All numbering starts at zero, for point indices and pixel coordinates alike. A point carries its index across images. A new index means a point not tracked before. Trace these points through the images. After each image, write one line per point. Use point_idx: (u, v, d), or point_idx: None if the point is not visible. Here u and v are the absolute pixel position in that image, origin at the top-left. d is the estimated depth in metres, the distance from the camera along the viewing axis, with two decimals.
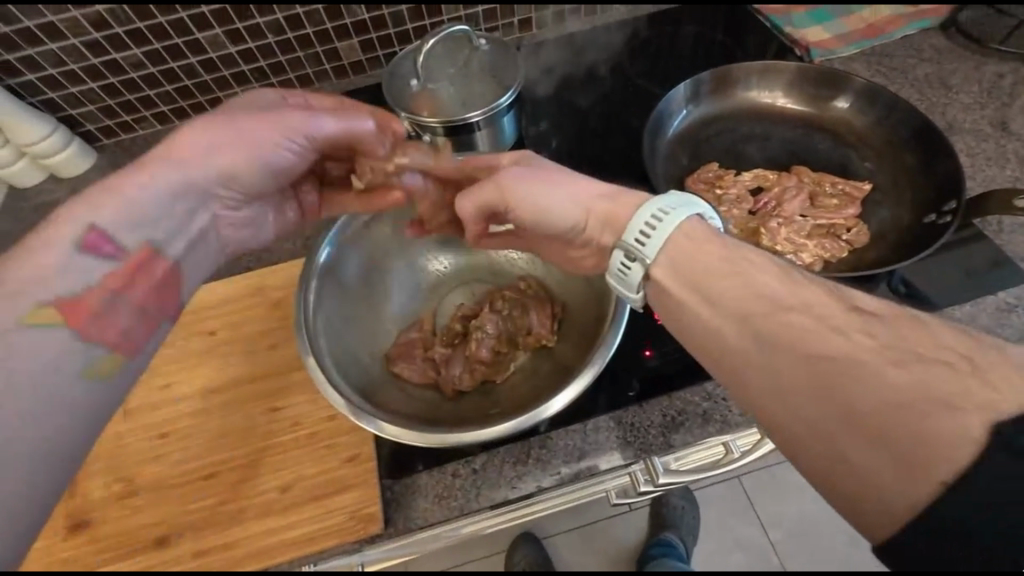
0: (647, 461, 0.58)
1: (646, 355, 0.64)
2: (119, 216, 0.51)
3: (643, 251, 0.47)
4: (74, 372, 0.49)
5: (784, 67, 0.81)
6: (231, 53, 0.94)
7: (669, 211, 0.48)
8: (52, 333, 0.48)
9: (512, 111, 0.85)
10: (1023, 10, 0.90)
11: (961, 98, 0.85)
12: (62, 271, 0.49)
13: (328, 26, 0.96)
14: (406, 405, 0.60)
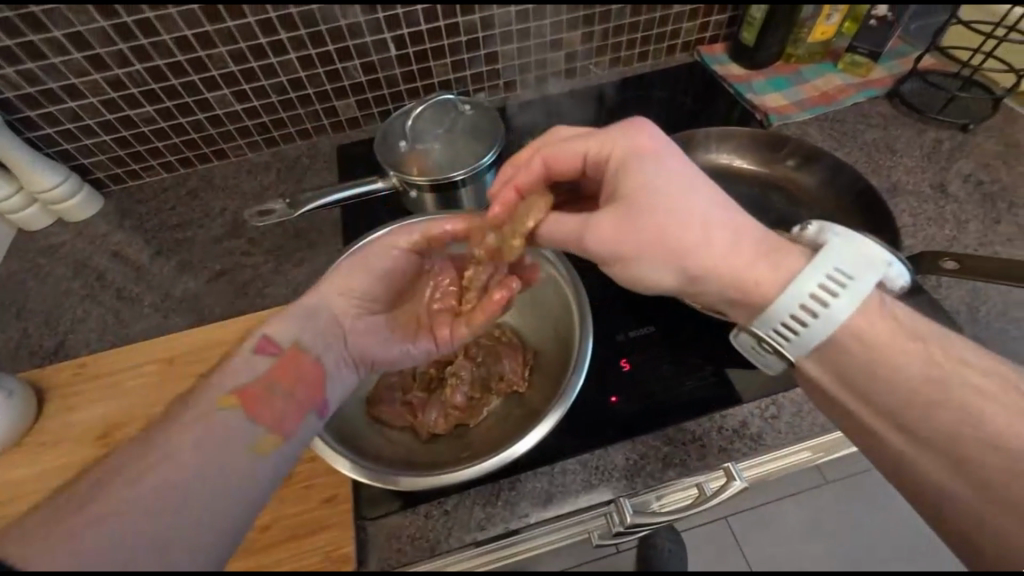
0: (618, 503, 0.63)
1: (612, 401, 0.69)
2: (284, 328, 0.58)
3: (787, 345, 0.54)
4: (243, 447, 0.48)
5: (739, 133, 0.88)
6: (237, 110, 1.02)
7: (817, 298, 0.51)
8: (232, 415, 0.50)
9: (494, 168, 0.92)
10: (954, 84, 1.00)
11: (905, 161, 0.93)
12: (240, 368, 0.54)
13: (328, 87, 1.04)
14: (386, 449, 0.63)
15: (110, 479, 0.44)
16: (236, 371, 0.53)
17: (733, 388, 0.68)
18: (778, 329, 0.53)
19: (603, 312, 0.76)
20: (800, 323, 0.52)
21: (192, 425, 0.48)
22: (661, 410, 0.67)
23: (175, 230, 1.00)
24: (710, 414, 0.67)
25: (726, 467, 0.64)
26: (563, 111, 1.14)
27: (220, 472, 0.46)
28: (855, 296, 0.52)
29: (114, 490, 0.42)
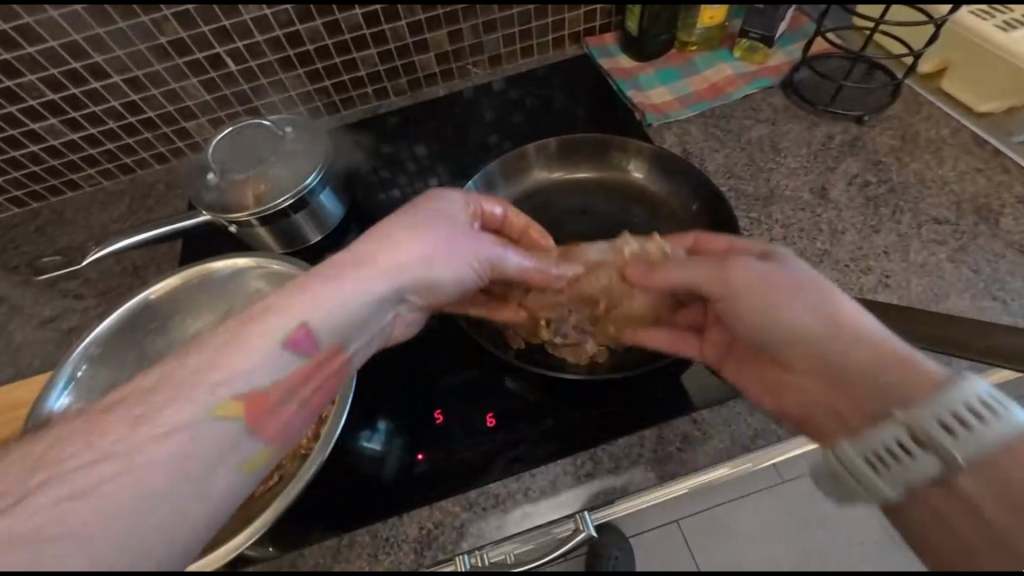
0: (455, 556, 0.56)
1: (416, 458, 0.63)
2: (332, 317, 0.51)
3: (917, 459, 0.44)
4: (227, 466, 0.46)
5: (571, 140, 0.81)
6: (74, 138, 0.94)
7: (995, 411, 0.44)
8: (228, 428, 0.46)
9: (327, 188, 0.85)
10: (841, 69, 0.91)
11: (788, 162, 0.83)
12: (260, 364, 0.48)
13: (170, 109, 0.97)
14: None
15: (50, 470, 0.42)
16: (246, 362, 0.47)
17: (551, 442, 0.62)
18: (936, 427, 0.44)
19: (432, 355, 0.71)
20: (948, 432, 0.43)
21: (181, 431, 0.44)
22: (469, 467, 0.61)
23: (17, 271, 0.94)
24: (519, 473, 0.60)
25: (579, 513, 0.57)
26: (438, 117, 1.05)
27: (191, 506, 0.44)
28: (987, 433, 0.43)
29: (68, 502, 0.41)
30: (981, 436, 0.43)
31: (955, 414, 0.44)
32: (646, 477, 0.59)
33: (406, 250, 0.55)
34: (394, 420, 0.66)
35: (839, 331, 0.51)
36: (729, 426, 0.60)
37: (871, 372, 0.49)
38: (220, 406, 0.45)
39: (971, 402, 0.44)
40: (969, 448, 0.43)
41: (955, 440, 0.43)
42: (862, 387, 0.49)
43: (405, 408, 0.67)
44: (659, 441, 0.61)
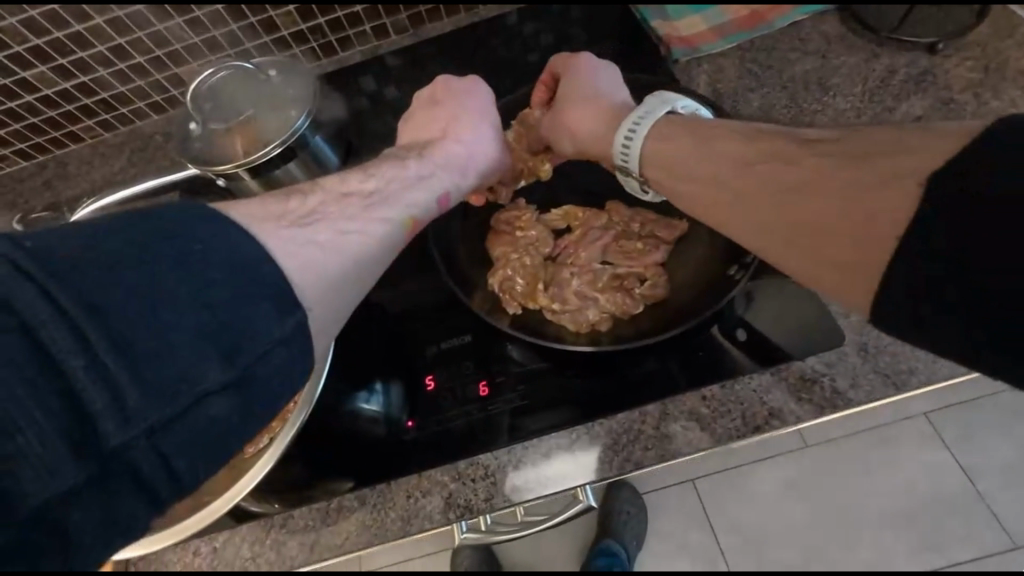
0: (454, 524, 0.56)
1: (406, 426, 0.60)
2: (456, 185, 0.60)
3: (629, 165, 0.58)
4: (373, 275, 0.49)
5: None
6: (67, 88, 0.90)
7: (639, 120, 0.57)
8: (401, 235, 0.52)
9: (319, 136, 0.79)
10: None
11: (837, 102, 0.71)
12: (423, 194, 0.55)
13: (160, 54, 0.91)
14: None
15: (268, 227, 0.42)
16: (410, 191, 0.54)
17: (547, 414, 0.58)
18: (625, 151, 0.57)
19: (425, 319, 0.67)
20: (627, 144, 0.57)
21: (379, 221, 0.49)
22: (456, 438, 0.59)
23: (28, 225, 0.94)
24: (510, 445, 0.57)
25: (576, 485, 0.55)
26: (441, 57, 0.96)
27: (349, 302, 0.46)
28: (651, 121, 0.57)
29: (295, 231, 0.43)
30: (646, 130, 0.56)
31: (634, 121, 0.57)
32: (644, 456, 0.55)
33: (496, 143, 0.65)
34: (383, 385, 0.63)
35: (581, 107, 0.62)
36: (741, 406, 0.55)
37: (604, 113, 0.60)
38: (402, 213, 0.51)
39: (630, 117, 0.58)
40: (646, 134, 0.56)
41: (635, 142, 0.56)
42: (601, 132, 0.60)
43: (396, 373, 0.64)
44: (662, 418, 0.56)
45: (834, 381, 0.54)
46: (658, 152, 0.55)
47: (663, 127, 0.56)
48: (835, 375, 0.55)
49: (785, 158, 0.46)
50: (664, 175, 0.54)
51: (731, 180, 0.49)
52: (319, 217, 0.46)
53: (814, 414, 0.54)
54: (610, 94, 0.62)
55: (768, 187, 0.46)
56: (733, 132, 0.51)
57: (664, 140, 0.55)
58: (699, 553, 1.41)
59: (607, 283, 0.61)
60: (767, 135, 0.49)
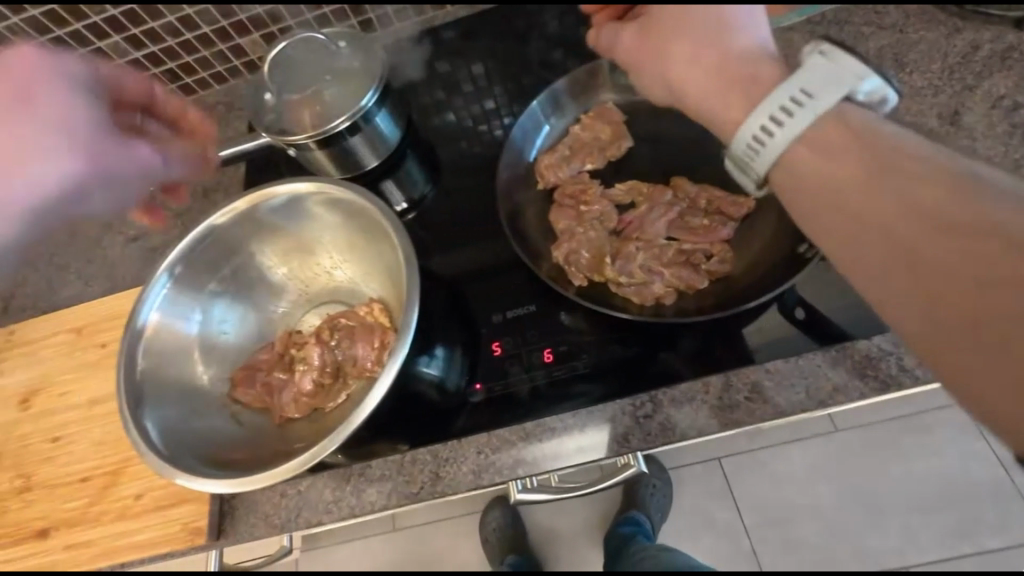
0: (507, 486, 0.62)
1: (475, 389, 0.64)
2: (57, 194, 0.60)
3: (769, 144, 0.44)
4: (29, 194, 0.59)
5: None
6: (137, 58, 0.95)
7: (807, 100, 0.43)
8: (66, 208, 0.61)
9: (385, 111, 0.81)
10: None
11: (913, 79, 0.69)
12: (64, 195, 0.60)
13: (225, 24, 0.93)
14: (239, 435, 0.63)
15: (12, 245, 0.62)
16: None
17: (609, 381, 0.61)
18: (774, 130, 0.44)
19: (488, 287, 0.70)
20: (778, 120, 0.44)
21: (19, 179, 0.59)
22: (524, 401, 0.62)
23: None
24: (576, 409, 0.60)
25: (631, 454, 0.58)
26: (499, 28, 0.95)
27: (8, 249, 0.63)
28: (823, 104, 0.43)
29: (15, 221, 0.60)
30: (816, 110, 0.43)
31: (793, 100, 0.43)
32: (707, 424, 0.57)
33: (58, 167, 0.59)
34: (448, 347, 0.67)
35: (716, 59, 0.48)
36: (804, 380, 0.56)
37: (735, 80, 0.47)
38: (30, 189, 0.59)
39: (801, 85, 0.44)
40: (807, 123, 0.43)
41: (787, 127, 0.43)
42: (734, 95, 0.47)
43: (462, 339, 0.67)
44: (725, 388, 0.58)
45: (901, 359, 0.55)
46: (808, 155, 0.44)
47: (828, 124, 0.44)
48: (902, 354, 0.55)
49: (1004, 235, 0.37)
50: (799, 187, 0.44)
51: (911, 234, 0.39)
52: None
53: (879, 391, 0.55)
54: (753, 51, 0.48)
55: (948, 259, 0.38)
56: (936, 172, 0.41)
57: (824, 143, 0.44)
58: (724, 530, 1.45)
59: (673, 259, 0.63)
60: (985, 199, 0.39)
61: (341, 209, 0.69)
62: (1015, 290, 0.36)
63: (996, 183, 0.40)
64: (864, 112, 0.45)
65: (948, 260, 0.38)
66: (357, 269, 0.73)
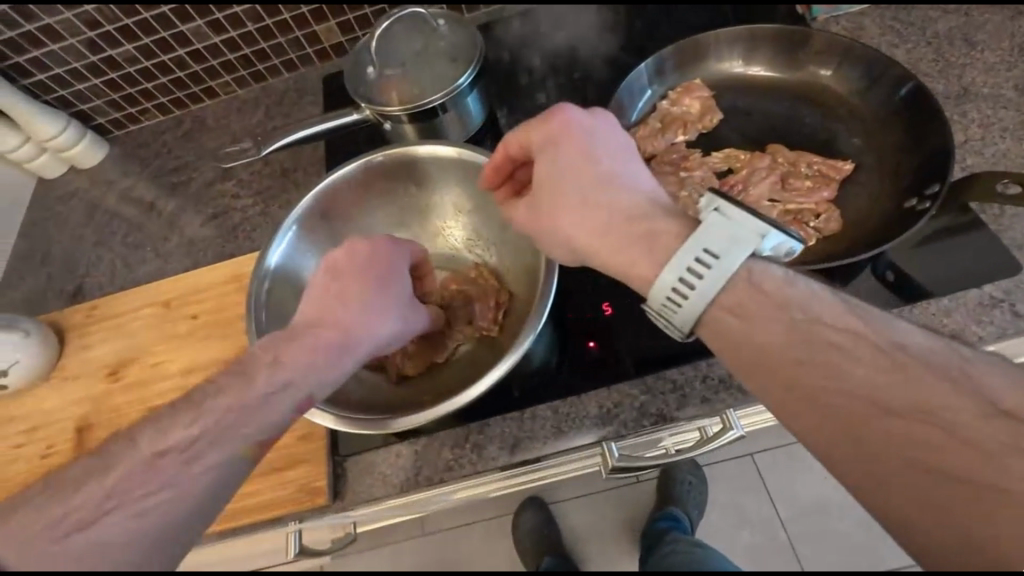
0: (602, 447, 0.60)
1: (589, 346, 0.65)
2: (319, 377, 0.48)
3: (681, 308, 0.46)
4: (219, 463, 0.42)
5: (754, 33, 0.75)
6: (215, 42, 0.97)
7: (717, 256, 0.45)
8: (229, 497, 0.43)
9: (477, 90, 0.83)
10: None
11: (985, 56, 0.74)
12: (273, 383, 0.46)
13: (304, 11, 0.96)
14: (353, 388, 0.65)
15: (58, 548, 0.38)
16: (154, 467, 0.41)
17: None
18: (678, 290, 0.45)
19: None
20: (690, 280, 0.45)
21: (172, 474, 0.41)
22: (640, 358, 0.63)
23: (174, 173, 1.02)
24: (696, 363, 0.62)
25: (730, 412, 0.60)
26: (566, 19, 0.99)
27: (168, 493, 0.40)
28: (731, 266, 0.45)
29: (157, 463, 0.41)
30: (721, 272, 0.45)
31: (702, 257, 0.45)
32: None
33: (308, 352, 0.49)
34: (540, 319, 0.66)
35: (566, 224, 0.53)
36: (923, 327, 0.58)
37: (627, 231, 0.50)
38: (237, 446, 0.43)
39: (707, 247, 0.45)
40: (716, 286, 0.45)
41: (700, 286, 0.45)
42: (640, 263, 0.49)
43: (564, 303, 0.68)
44: None
45: (1015, 304, 0.58)
46: (729, 315, 0.45)
47: (737, 286, 0.45)
48: (1015, 300, 0.58)
49: (946, 422, 0.40)
50: (729, 346, 0.45)
51: (861, 415, 0.40)
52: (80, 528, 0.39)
53: (997, 336, 0.57)
54: (626, 192, 0.51)
55: (896, 445, 0.39)
56: (864, 348, 0.42)
57: (742, 308, 0.45)
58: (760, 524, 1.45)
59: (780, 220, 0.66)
60: (917, 375, 0.41)
61: (460, 178, 0.73)
62: (974, 478, 0.39)
63: (911, 343, 0.43)
64: (769, 267, 0.47)
65: (899, 451, 0.39)
66: (460, 236, 0.76)
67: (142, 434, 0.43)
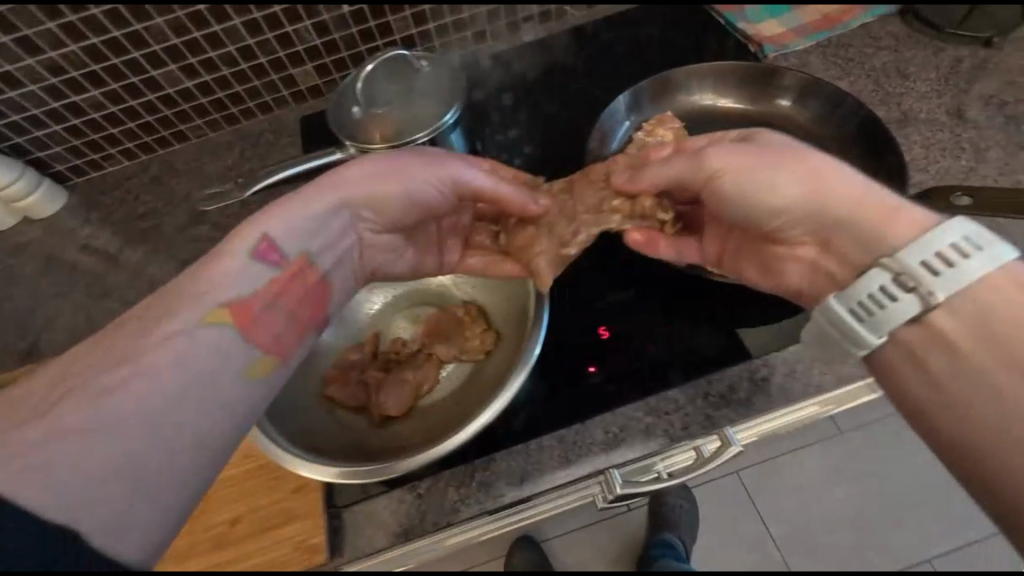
0: (606, 473, 0.60)
1: (589, 370, 0.65)
2: (286, 230, 0.53)
3: (928, 284, 0.45)
4: (234, 370, 0.47)
5: (720, 68, 0.81)
6: (188, 86, 0.96)
7: (980, 241, 0.45)
8: (236, 374, 0.47)
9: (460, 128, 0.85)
10: None
11: (918, 86, 0.83)
12: (234, 277, 0.49)
13: (281, 54, 0.97)
14: (339, 435, 0.61)
15: (69, 426, 0.39)
16: (205, 347, 0.45)
17: (737, 347, 0.64)
18: (915, 265, 0.46)
19: (575, 276, 0.72)
20: (943, 263, 0.45)
21: (180, 339, 0.44)
22: (637, 382, 0.63)
23: (141, 220, 0.98)
24: (695, 381, 0.62)
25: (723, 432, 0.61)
26: (536, 60, 1.04)
27: (200, 393, 0.44)
28: (993, 256, 0.45)
29: (150, 356, 0.43)
30: (974, 268, 0.45)
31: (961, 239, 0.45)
32: (823, 380, 0.61)
33: (283, 225, 0.53)
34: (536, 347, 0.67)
35: (801, 168, 0.52)
36: None
37: (867, 203, 0.50)
38: (208, 309, 0.47)
39: (958, 239, 0.45)
40: (958, 279, 0.45)
41: (951, 269, 0.45)
42: (814, 248, 0.54)
43: (558, 331, 0.68)
44: None
45: None
46: (985, 301, 0.45)
47: (992, 280, 0.45)
48: None
49: None
50: (964, 322, 0.45)
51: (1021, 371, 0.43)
52: (82, 396, 0.40)
53: None
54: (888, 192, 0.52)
55: None
56: None
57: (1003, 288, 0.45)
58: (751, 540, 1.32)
59: None
60: None
61: None
62: None
63: None
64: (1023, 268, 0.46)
65: None
66: None
67: (182, 314, 0.46)
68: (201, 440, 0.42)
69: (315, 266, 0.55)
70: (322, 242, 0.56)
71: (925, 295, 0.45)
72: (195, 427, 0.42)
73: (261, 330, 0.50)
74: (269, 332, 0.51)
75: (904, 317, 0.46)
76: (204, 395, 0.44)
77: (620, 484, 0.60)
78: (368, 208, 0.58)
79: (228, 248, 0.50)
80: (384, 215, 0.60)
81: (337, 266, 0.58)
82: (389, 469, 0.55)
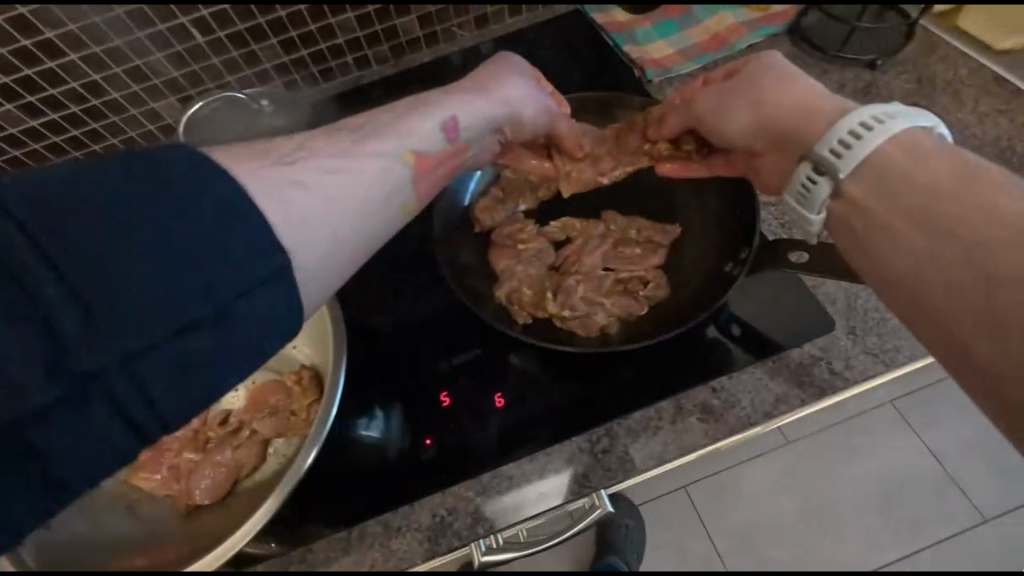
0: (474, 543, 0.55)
1: (424, 444, 0.60)
2: (468, 110, 0.55)
3: (834, 166, 0.49)
4: (394, 209, 0.48)
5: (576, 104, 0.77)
6: (33, 125, 0.80)
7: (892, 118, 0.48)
8: (391, 218, 0.48)
9: None
10: (852, 11, 0.85)
11: None
12: (423, 130, 0.51)
13: (138, 88, 0.84)
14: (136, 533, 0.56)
15: (243, 179, 0.41)
16: (365, 173, 0.46)
17: (665, 377, 0.60)
18: (829, 148, 0.49)
19: (422, 334, 0.67)
20: (854, 138, 0.48)
21: (373, 161, 0.47)
22: (471, 456, 0.58)
23: None
24: (531, 454, 0.58)
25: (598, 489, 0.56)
26: (420, 84, 0.97)
27: (364, 216, 0.46)
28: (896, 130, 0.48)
29: (335, 176, 0.45)
30: (872, 143, 0.48)
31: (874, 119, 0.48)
32: (665, 451, 0.56)
33: (476, 103, 0.55)
34: (387, 405, 0.62)
35: (743, 88, 0.57)
36: (750, 395, 0.57)
37: (810, 103, 0.53)
38: (402, 148, 0.49)
39: (873, 113, 0.49)
40: (873, 146, 0.48)
41: (863, 142, 0.48)
42: (773, 152, 0.56)
43: (405, 396, 0.63)
44: (677, 412, 0.58)
45: (831, 363, 0.58)
46: (880, 167, 0.47)
47: (889, 152, 0.48)
48: (832, 358, 0.58)
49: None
50: (875, 188, 0.47)
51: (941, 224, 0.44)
52: (305, 154, 0.45)
53: (818, 397, 0.56)
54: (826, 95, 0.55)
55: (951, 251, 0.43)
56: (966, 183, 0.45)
57: (907, 151, 0.47)
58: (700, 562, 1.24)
59: (618, 292, 0.64)
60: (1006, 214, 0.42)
61: None
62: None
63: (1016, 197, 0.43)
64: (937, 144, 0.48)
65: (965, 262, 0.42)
66: None
67: (324, 147, 0.46)
68: (341, 267, 0.44)
69: (467, 154, 0.56)
70: (479, 131, 0.57)
71: (833, 175, 0.49)
72: (341, 244, 0.44)
73: (425, 185, 0.51)
74: (428, 190, 0.51)
75: (824, 200, 0.50)
76: (364, 224, 0.46)
77: (484, 552, 0.54)
78: (512, 117, 0.60)
79: (418, 108, 0.52)
80: (519, 121, 0.61)
81: (478, 157, 0.59)
82: (254, 528, 0.51)
